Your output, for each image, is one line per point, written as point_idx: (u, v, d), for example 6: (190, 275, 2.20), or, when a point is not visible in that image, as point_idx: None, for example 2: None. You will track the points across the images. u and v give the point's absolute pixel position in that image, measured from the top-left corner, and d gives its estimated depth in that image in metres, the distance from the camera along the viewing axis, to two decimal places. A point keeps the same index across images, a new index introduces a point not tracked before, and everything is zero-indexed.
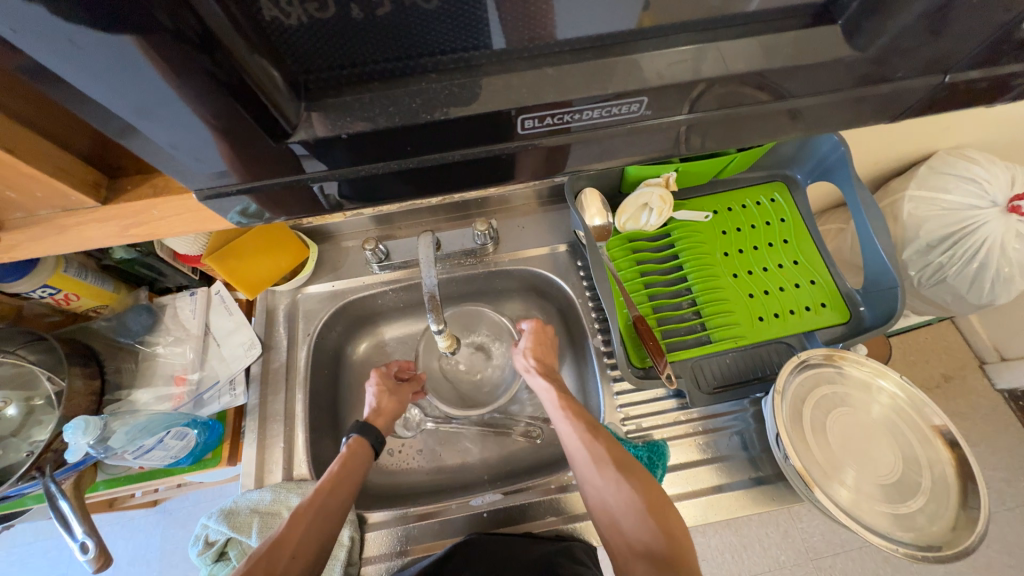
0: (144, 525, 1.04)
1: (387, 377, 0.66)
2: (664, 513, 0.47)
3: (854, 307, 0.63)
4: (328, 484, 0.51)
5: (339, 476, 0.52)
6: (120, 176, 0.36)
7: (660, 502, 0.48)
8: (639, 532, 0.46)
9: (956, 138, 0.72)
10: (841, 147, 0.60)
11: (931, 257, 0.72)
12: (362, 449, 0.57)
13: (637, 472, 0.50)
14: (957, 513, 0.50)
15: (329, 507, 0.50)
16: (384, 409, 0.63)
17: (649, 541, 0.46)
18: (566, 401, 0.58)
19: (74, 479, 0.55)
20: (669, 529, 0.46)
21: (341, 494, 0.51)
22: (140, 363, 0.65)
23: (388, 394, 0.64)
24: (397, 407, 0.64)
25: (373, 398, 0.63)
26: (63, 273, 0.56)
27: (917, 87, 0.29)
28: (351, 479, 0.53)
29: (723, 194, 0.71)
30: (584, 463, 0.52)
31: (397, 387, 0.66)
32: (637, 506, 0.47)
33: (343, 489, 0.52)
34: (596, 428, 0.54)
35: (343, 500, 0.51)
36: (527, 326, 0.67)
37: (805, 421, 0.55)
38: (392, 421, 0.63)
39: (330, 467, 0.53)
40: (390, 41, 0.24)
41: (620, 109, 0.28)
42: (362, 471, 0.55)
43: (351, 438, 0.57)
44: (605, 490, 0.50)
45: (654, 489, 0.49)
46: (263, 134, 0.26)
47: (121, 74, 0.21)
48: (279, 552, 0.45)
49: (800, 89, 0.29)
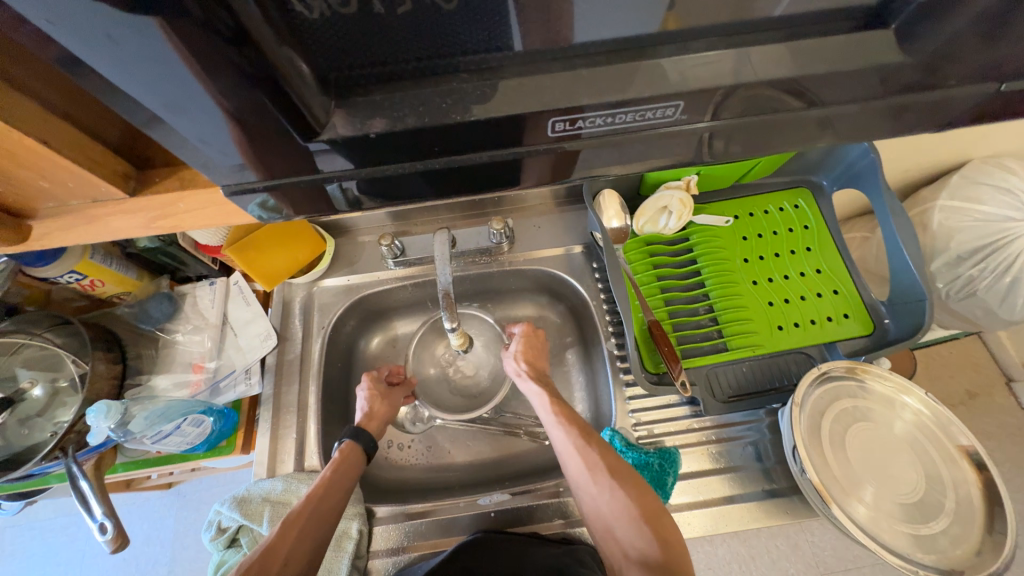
0: (159, 506, 1.07)
1: (378, 381, 0.66)
2: (659, 521, 0.46)
3: (878, 319, 0.61)
4: (320, 489, 0.52)
5: (330, 482, 0.53)
6: (148, 167, 0.36)
7: (654, 510, 0.47)
8: (634, 540, 0.46)
9: (994, 146, 0.69)
10: (871, 153, 0.59)
11: (961, 269, 0.69)
12: (355, 454, 0.57)
13: (630, 478, 0.49)
14: (982, 537, 0.49)
15: (322, 513, 0.50)
16: (376, 414, 0.63)
17: (644, 549, 0.45)
18: (557, 406, 0.57)
19: (94, 460, 0.57)
20: (663, 537, 0.45)
21: (333, 500, 0.52)
22: (160, 350, 0.66)
23: (380, 399, 0.65)
24: (389, 411, 0.65)
25: (365, 402, 0.64)
26: (90, 259, 0.58)
27: (965, 95, 0.28)
28: (343, 485, 0.54)
29: (745, 199, 0.70)
30: (577, 469, 0.51)
31: (389, 391, 0.66)
32: (631, 513, 0.47)
33: (335, 496, 0.52)
34: (589, 432, 0.54)
35: (336, 504, 0.52)
36: (517, 329, 0.68)
37: (823, 434, 0.53)
38: (384, 424, 0.63)
39: (323, 473, 0.53)
40: (422, 40, 0.24)
41: (651, 114, 0.28)
42: (354, 474, 0.55)
43: (344, 442, 0.58)
44: (598, 498, 0.49)
45: (648, 497, 0.48)
46: (291, 131, 0.26)
47: (153, 67, 0.22)
48: (271, 559, 0.45)
49: (840, 94, 0.28)
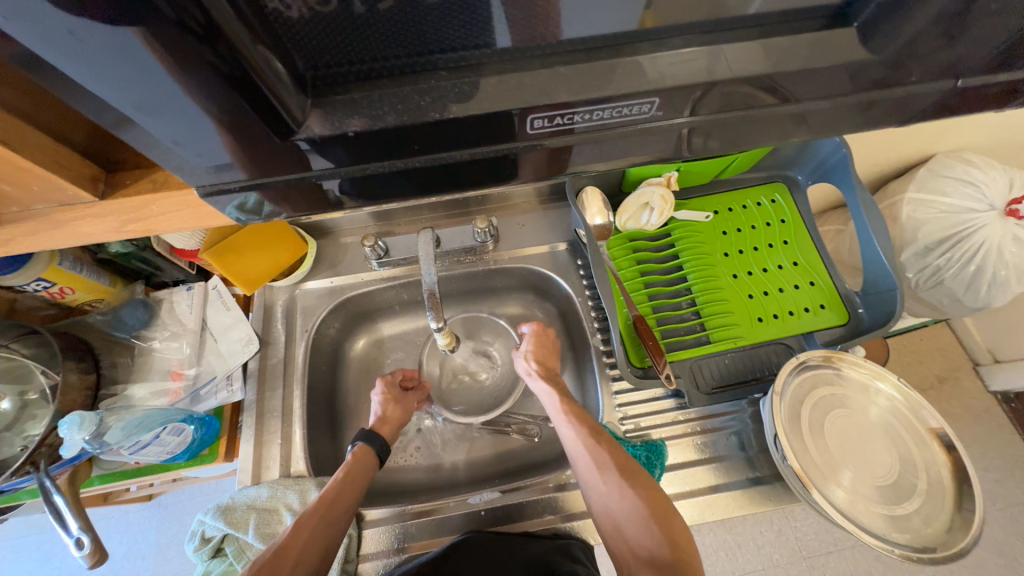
0: (139, 519, 1.04)
1: (393, 385, 0.65)
2: (668, 520, 0.47)
3: (853, 309, 0.63)
4: (332, 492, 0.51)
5: (344, 484, 0.52)
6: (118, 169, 0.35)
7: (664, 508, 0.48)
8: (643, 539, 0.47)
9: (957, 140, 0.72)
10: (842, 149, 0.60)
11: (928, 259, 0.72)
12: (366, 457, 0.56)
13: (640, 477, 0.50)
14: (952, 515, 0.51)
15: (332, 517, 0.49)
16: (390, 418, 0.63)
17: (653, 548, 0.46)
18: (567, 405, 0.58)
19: (69, 474, 0.55)
20: (672, 535, 0.46)
21: (344, 503, 0.51)
22: (136, 358, 0.65)
23: (394, 404, 0.64)
24: (403, 416, 0.64)
25: (380, 406, 0.63)
26: (59, 266, 0.55)
27: (927, 92, 0.29)
28: (355, 488, 0.53)
29: (724, 194, 0.71)
30: (587, 468, 0.52)
31: (403, 396, 0.65)
32: (641, 512, 0.47)
33: (348, 499, 0.51)
34: (599, 431, 0.54)
35: (348, 507, 0.51)
36: (528, 330, 0.67)
37: (803, 422, 0.55)
38: (397, 428, 0.63)
39: (335, 475, 0.53)
40: (399, 38, 0.24)
41: (629, 110, 0.28)
42: (367, 478, 0.55)
43: (357, 446, 0.57)
44: (608, 497, 0.50)
45: (658, 495, 0.49)
46: (267, 131, 0.26)
47: (121, 66, 0.21)
48: (281, 560, 0.45)
49: (810, 91, 0.28)
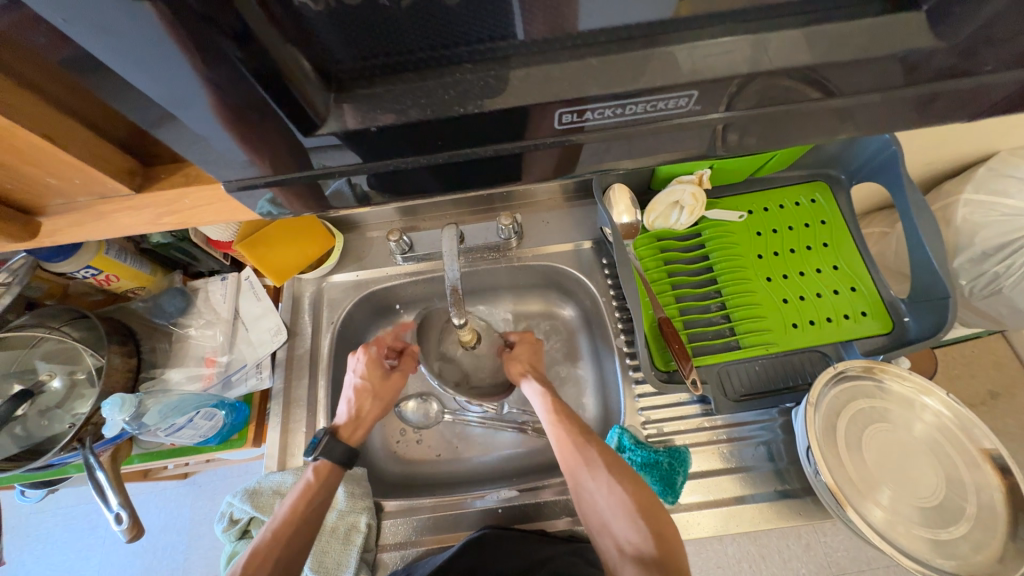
0: (176, 496, 1.10)
1: (374, 372, 0.63)
2: (654, 515, 0.50)
3: (898, 317, 0.59)
4: (287, 526, 0.52)
5: (299, 516, 0.52)
6: (155, 164, 0.36)
7: (650, 504, 0.51)
8: (629, 534, 0.49)
9: (1023, 138, 0.66)
10: (891, 146, 0.56)
11: (986, 266, 0.67)
12: (329, 476, 0.56)
13: (627, 474, 0.53)
14: (1005, 544, 0.47)
15: (288, 554, 0.51)
16: (364, 417, 0.61)
17: (639, 542, 0.48)
18: (558, 406, 0.60)
19: (110, 452, 0.58)
20: (657, 530, 0.49)
21: (303, 539, 0.52)
22: (174, 345, 0.68)
23: (370, 396, 0.62)
24: (380, 408, 0.63)
25: (354, 401, 0.61)
26: (105, 254, 0.58)
27: (999, 82, 0.26)
28: (313, 515, 0.53)
29: (760, 193, 0.68)
30: (576, 465, 0.54)
31: (381, 388, 0.63)
32: (628, 507, 0.50)
33: (304, 529, 0.52)
34: (588, 430, 0.57)
35: (305, 538, 0.52)
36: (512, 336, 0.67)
37: (838, 435, 0.52)
38: (369, 425, 0.62)
39: (290, 506, 0.53)
40: (425, 31, 0.23)
41: (663, 104, 0.27)
42: (326, 499, 0.55)
43: (316, 462, 0.56)
44: (597, 493, 0.52)
45: (645, 492, 0.52)
46: (290, 126, 0.26)
47: (161, 62, 0.21)
48: None
49: (864, 83, 0.26)
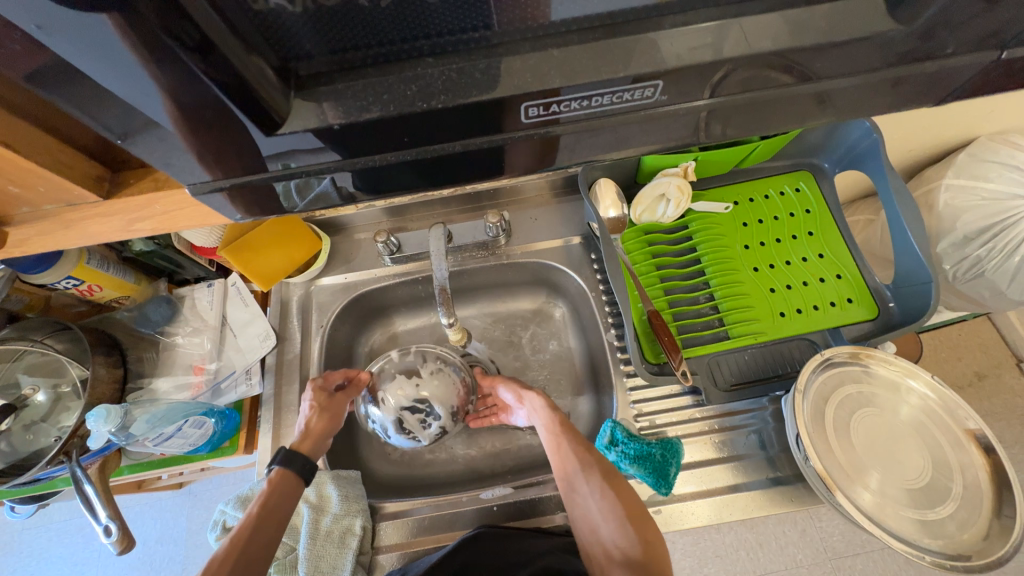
0: (172, 505, 1.09)
1: (323, 391, 0.62)
2: (644, 522, 0.50)
3: (883, 302, 0.60)
4: (244, 533, 0.49)
5: (259, 521, 0.49)
6: (123, 169, 0.36)
7: (639, 511, 0.51)
8: (618, 540, 0.50)
9: (999, 122, 0.67)
10: (873, 133, 0.57)
11: (968, 249, 0.67)
12: (287, 480, 0.53)
13: (620, 482, 0.53)
14: (990, 522, 0.47)
15: (248, 563, 0.47)
16: (313, 430, 0.59)
17: (627, 548, 0.49)
18: (555, 412, 0.59)
19: (98, 464, 0.57)
20: (646, 537, 0.50)
21: (264, 545, 0.49)
22: (161, 353, 0.67)
23: (319, 412, 0.60)
24: (329, 424, 0.60)
25: (304, 417, 0.60)
26: (86, 264, 0.57)
27: (964, 65, 0.27)
28: (274, 521, 0.50)
29: (745, 184, 0.68)
30: (571, 471, 0.54)
31: (331, 401, 0.62)
32: (620, 514, 0.51)
33: (266, 535, 0.49)
34: (585, 437, 0.56)
35: (266, 544, 0.49)
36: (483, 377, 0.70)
37: (827, 421, 0.53)
38: (322, 440, 0.59)
39: (248, 511, 0.50)
40: (386, 23, 0.23)
41: (632, 95, 0.27)
42: (288, 505, 0.52)
43: (273, 470, 0.54)
44: (589, 499, 0.52)
45: (635, 499, 0.52)
46: (251, 127, 0.26)
47: (115, 65, 0.22)
48: None
49: (833, 68, 0.27)
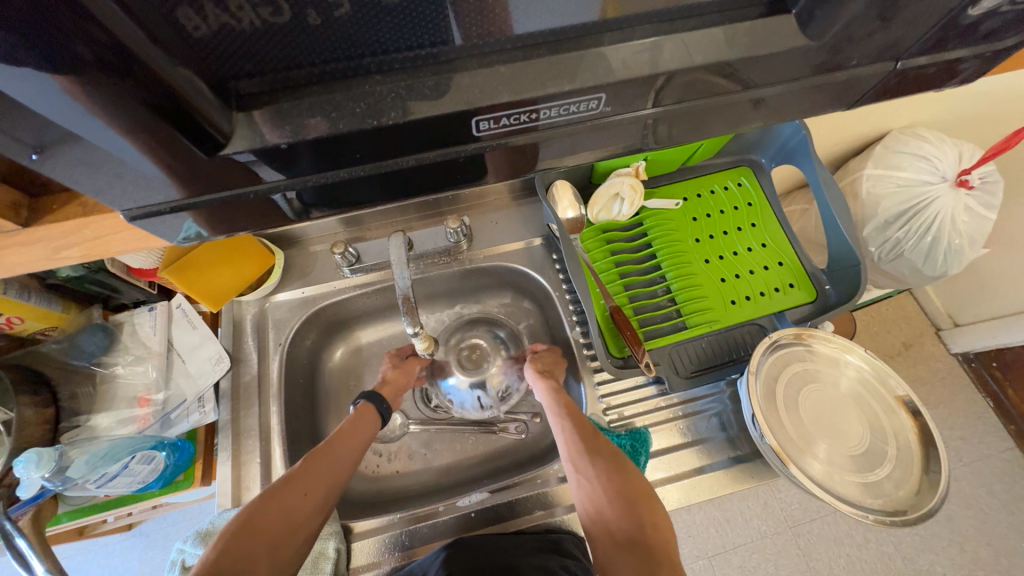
0: (120, 550, 1.00)
1: (398, 356, 0.69)
2: (651, 506, 0.47)
3: (820, 286, 0.64)
4: (337, 438, 0.53)
5: (347, 432, 0.54)
6: (43, 194, 0.33)
7: (648, 494, 0.48)
8: (622, 520, 0.46)
9: (907, 117, 0.74)
10: (802, 130, 0.61)
11: (889, 233, 0.74)
12: (370, 416, 0.58)
13: (626, 466, 0.51)
14: (921, 477, 0.53)
15: (340, 454, 0.51)
16: (390, 381, 0.65)
17: (632, 530, 0.45)
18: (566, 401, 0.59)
19: (32, 513, 0.52)
20: (652, 519, 0.46)
21: (349, 455, 0.52)
22: (99, 387, 0.61)
23: (393, 368, 0.67)
24: (400, 381, 0.65)
25: (381, 372, 0.66)
26: (3, 295, 0.52)
27: (870, 74, 0.30)
28: (359, 440, 0.54)
29: (692, 180, 0.72)
30: (576, 452, 0.53)
31: (404, 362, 0.68)
32: (625, 493, 0.48)
33: (352, 447, 0.53)
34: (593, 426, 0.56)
35: (351, 456, 0.52)
36: (541, 345, 0.68)
37: (779, 399, 0.56)
38: (395, 391, 0.64)
39: (340, 425, 0.55)
40: (328, 44, 0.23)
41: (577, 107, 0.28)
42: (369, 437, 0.56)
43: (359, 404, 0.59)
44: (593, 479, 0.50)
45: (643, 484, 0.49)
46: (191, 147, 0.24)
47: (24, 84, 0.20)
48: (293, 487, 0.46)
49: (757, 79, 0.29)
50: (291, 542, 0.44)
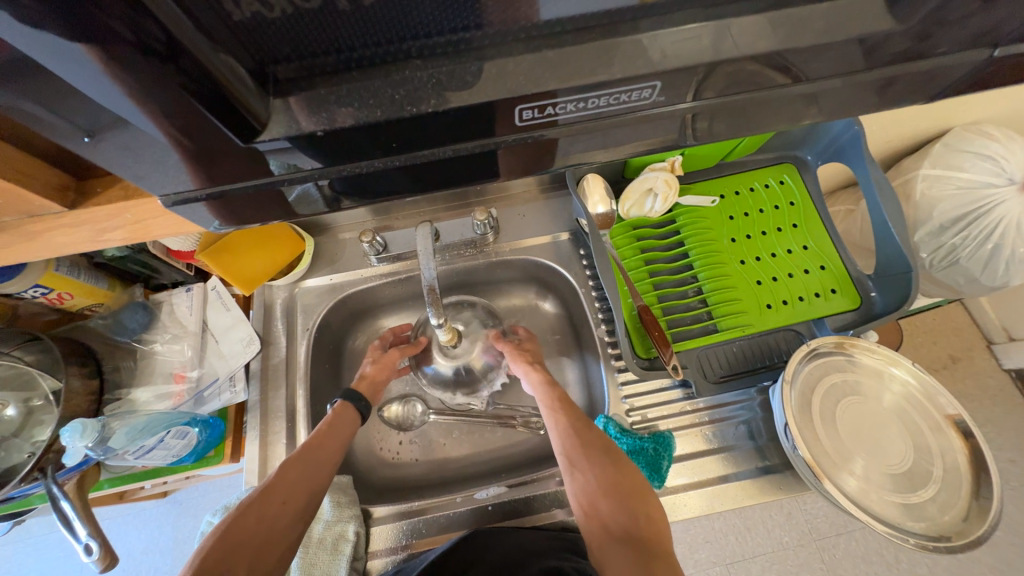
0: (154, 516, 1.06)
1: (379, 348, 0.69)
2: (645, 499, 0.47)
3: (865, 293, 0.61)
4: (315, 438, 0.54)
5: (326, 431, 0.55)
6: (89, 177, 0.34)
7: (642, 487, 0.48)
8: (618, 514, 0.46)
9: (974, 113, 0.69)
10: (855, 125, 0.57)
11: (944, 238, 0.69)
12: (347, 412, 0.58)
13: (621, 458, 0.50)
14: (969, 503, 0.49)
15: (324, 452, 0.53)
16: (368, 376, 0.65)
17: (627, 524, 0.45)
18: (557, 394, 0.58)
19: (77, 479, 0.55)
20: (647, 512, 0.46)
21: (330, 450, 0.53)
22: (139, 362, 0.64)
23: (373, 363, 0.66)
24: (378, 376, 0.65)
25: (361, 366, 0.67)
26: (55, 272, 0.54)
27: (958, 64, 0.27)
28: (342, 433, 0.56)
29: (730, 177, 0.69)
30: (569, 445, 0.52)
31: (384, 355, 0.67)
32: (620, 487, 0.48)
33: (338, 437, 0.55)
34: (586, 418, 0.55)
35: (337, 448, 0.54)
36: (520, 330, 0.69)
37: (813, 410, 0.54)
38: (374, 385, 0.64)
39: (318, 427, 0.55)
40: (367, 27, 0.22)
41: (627, 96, 0.26)
42: (350, 431, 0.57)
43: (335, 404, 0.59)
44: (587, 473, 0.49)
45: (637, 476, 0.49)
46: (230, 135, 0.24)
47: (75, 69, 0.20)
48: (271, 499, 0.47)
49: (824, 69, 0.27)
50: (272, 551, 0.45)
